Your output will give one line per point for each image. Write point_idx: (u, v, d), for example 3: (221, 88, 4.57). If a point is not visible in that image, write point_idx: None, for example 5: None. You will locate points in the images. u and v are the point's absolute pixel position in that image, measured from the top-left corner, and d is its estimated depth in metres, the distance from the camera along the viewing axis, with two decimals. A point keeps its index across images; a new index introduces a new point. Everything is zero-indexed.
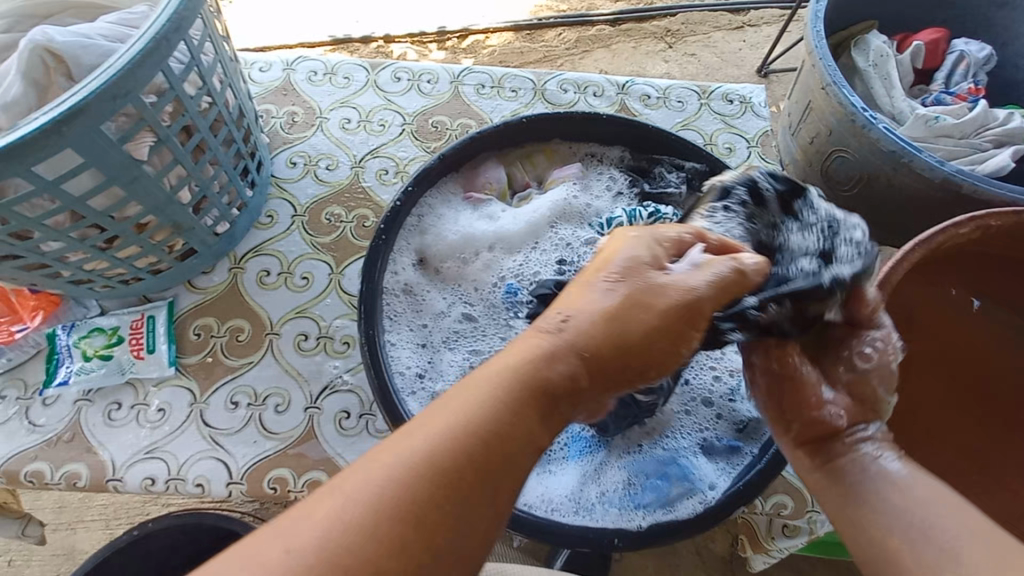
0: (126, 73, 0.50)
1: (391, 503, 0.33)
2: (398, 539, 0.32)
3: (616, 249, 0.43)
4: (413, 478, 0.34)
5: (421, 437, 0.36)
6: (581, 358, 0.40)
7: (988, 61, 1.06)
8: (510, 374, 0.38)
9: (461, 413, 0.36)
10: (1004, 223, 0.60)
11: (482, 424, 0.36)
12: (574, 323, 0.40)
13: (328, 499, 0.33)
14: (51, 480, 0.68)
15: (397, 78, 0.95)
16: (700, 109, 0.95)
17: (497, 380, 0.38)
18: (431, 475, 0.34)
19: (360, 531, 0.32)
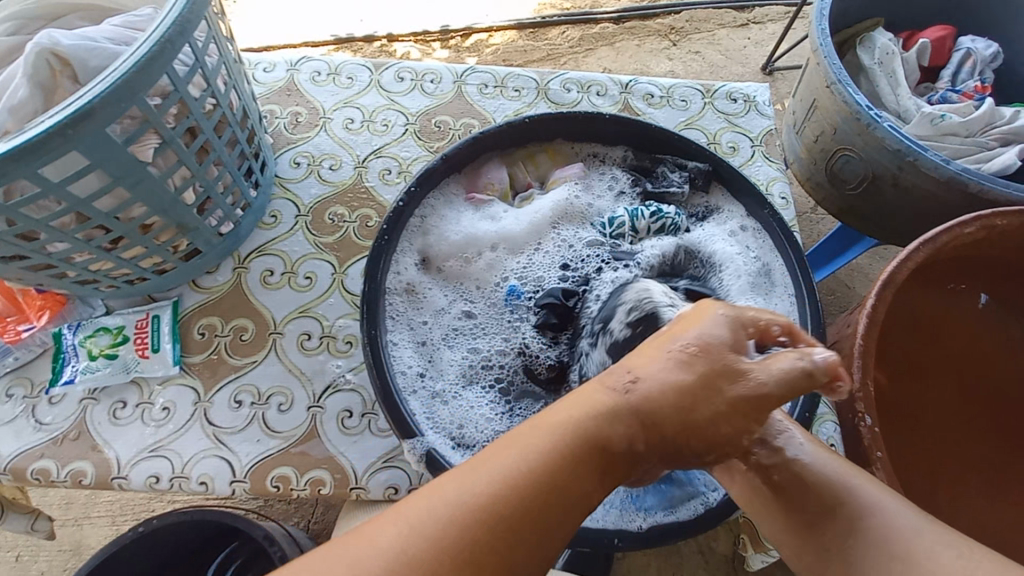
0: (131, 76, 0.50)
1: (447, 545, 0.35)
2: None
3: (698, 323, 0.44)
4: (470, 523, 0.35)
5: (479, 481, 0.37)
6: (643, 424, 0.40)
7: (994, 59, 1.05)
8: (571, 427, 0.39)
9: (521, 465, 0.37)
10: (1009, 223, 0.60)
11: (541, 475, 0.37)
12: (643, 388, 0.41)
13: (389, 532, 0.35)
14: (57, 478, 0.68)
15: (400, 77, 0.95)
16: (703, 107, 0.95)
17: (556, 435, 0.39)
18: (490, 517, 0.36)
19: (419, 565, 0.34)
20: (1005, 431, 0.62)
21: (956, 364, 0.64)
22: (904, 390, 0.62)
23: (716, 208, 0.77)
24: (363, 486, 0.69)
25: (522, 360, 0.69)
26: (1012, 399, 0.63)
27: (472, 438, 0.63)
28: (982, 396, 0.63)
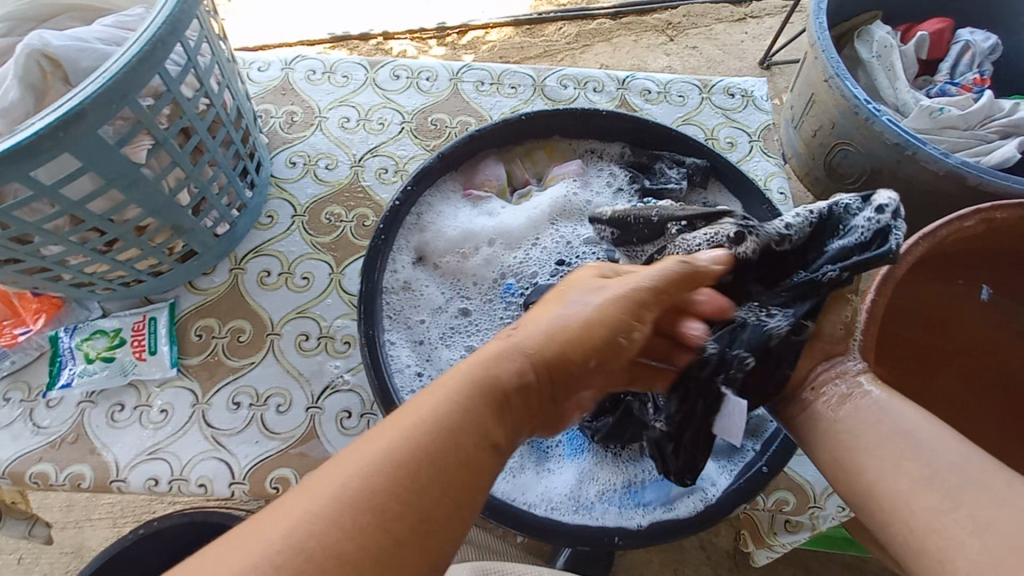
0: (122, 77, 0.49)
1: (350, 515, 0.29)
2: (357, 554, 0.29)
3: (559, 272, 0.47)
4: (373, 487, 0.30)
5: (393, 428, 0.33)
6: (529, 358, 0.39)
7: (993, 51, 1.04)
8: (468, 373, 0.37)
9: (420, 416, 0.34)
10: (1009, 216, 0.59)
11: (441, 421, 0.34)
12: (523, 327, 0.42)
13: (278, 519, 0.29)
14: (56, 481, 0.68)
15: (396, 76, 0.95)
16: (701, 103, 0.94)
17: (452, 384, 0.36)
18: (411, 466, 0.32)
19: (337, 526, 0.29)
20: (1009, 419, 0.62)
21: (956, 355, 0.64)
22: (902, 378, 0.63)
23: (714, 204, 0.76)
24: None
25: None
26: (1014, 387, 0.63)
27: None
28: (984, 388, 0.63)
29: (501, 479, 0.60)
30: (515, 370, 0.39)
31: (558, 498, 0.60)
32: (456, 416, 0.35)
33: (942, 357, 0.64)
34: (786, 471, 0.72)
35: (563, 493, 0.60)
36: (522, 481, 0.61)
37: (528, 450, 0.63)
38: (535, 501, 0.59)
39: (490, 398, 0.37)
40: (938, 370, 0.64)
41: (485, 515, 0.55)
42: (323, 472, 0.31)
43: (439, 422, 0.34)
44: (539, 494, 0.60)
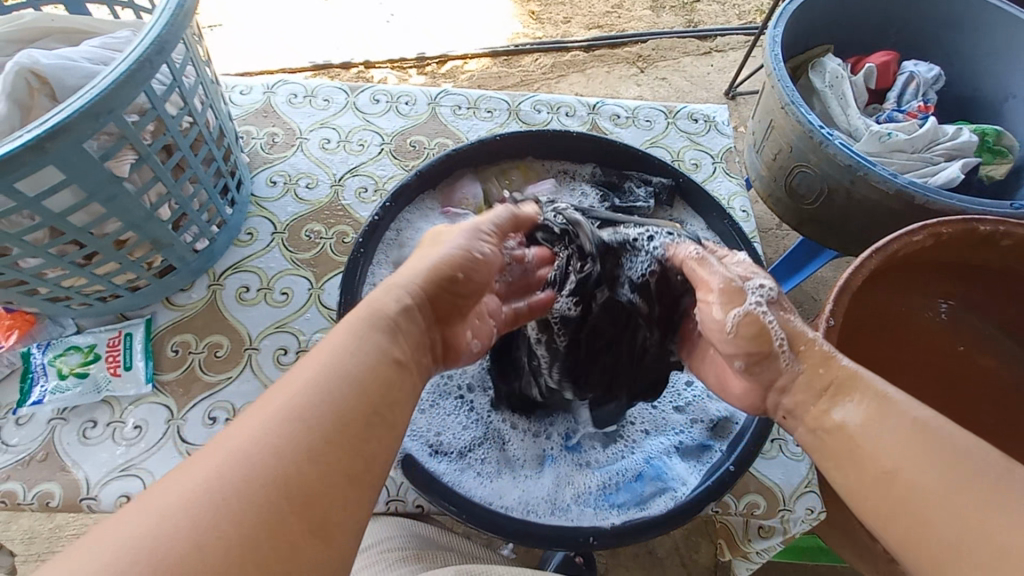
0: (108, 94, 0.51)
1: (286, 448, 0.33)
2: (313, 465, 0.33)
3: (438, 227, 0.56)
4: (297, 423, 0.34)
5: (287, 397, 0.35)
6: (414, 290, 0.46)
7: (936, 81, 1.12)
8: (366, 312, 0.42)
9: (330, 358, 0.38)
10: (953, 231, 0.65)
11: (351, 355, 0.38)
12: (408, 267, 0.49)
13: (203, 467, 0.31)
14: (23, 501, 0.67)
15: (376, 100, 0.98)
16: (666, 127, 0.99)
17: (353, 328, 0.40)
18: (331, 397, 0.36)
19: (280, 454, 0.33)
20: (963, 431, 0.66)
21: (923, 371, 0.68)
22: None
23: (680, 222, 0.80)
24: None
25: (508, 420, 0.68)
26: (976, 400, 0.68)
27: (449, 444, 0.64)
28: (948, 404, 0.67)
29: (478, 483, 0.62)
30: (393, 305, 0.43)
31: (534, 502, 0.61)
32: (348, 369, 0.38)
33: (912, 375, 0.68)
34: (753, 474, 0.74)
35: (540, 496, 0.62)
36: (499, 486, 0.62)
37: (504, 456, 0.65)
38: (512, 504, 0.60)
39: (374, 338, 0.40)
40: (908, 384, 0.67)
41: (462, 518, 0.56)
42: (202, 457, 0.32)
43: (328, 373, 0.37)
44: (516, 498, 0.61)
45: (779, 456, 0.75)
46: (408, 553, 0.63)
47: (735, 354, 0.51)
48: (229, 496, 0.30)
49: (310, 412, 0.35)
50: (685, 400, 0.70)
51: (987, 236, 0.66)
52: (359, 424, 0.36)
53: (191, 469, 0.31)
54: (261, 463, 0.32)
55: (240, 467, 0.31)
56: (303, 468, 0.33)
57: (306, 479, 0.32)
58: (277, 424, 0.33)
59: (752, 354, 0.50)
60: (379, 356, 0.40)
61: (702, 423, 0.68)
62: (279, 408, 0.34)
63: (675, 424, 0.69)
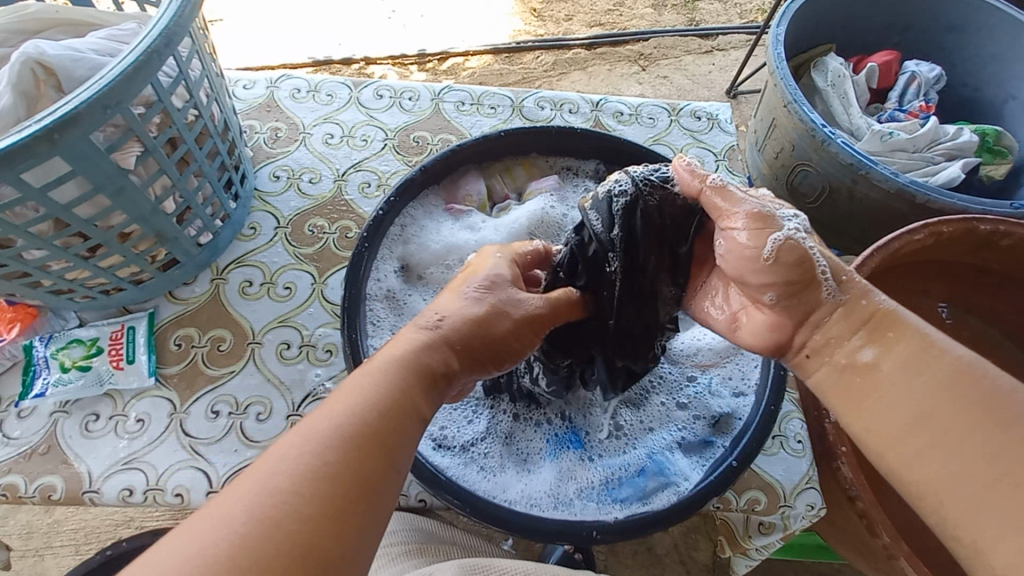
0: (116, 85, 0.51)
1: (316, 484, 0.34)
2: (337, 503, 0.34)
3: (484, 266, 0.53)
4: (331, 459, 0.35)
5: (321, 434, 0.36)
6: (452, 347, 0.46)
7: (937, 81, 1.13)
8: (401, 356, 0.43)
9: (366, 397, 0.39)
10: (955, 230, 0.65)
11: (385, 397, 0.40)
12: (449, 322, 0.47)
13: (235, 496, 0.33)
14: (25, 493, 0.66)
15: (379, 95, 0.98)
16: (669, 125, 1.00)
17: (387, 368, 0.42)
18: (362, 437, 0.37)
19: (306, 487, 0.34)
20: None
21: None
22: None
23: None
24: None
25: (512, 414, 0.68)
26: None
27: (453, 439, 0.65)
28: None
29: (481, 477, 0.62)
30: (429, 354, 0.44)
31: (538, 496, 0.61)
32: (379, 411, 0.39)
33: None
34: (755, 470, 0.74)
35: (544, 490, 0.62)
36: (502, 480, 0.62)
37: (507, 450, 0.66)
38: (515, 498, 0.61)
39: (405, 381, 0.41)
40: None
41: (465, 511, 0.56)
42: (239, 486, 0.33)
43: (361, 411, 0.38)
44: (520, 492, 0.61)
45: (781, 453, 0.75)
46: (411, 548, 0.63)
47: (767, 287, 0.49)
48: (243, 551, 0.31)
49: (331, 457, 0.35)
50: (689, 396, 0.70)
51: (987, 237, 0.66)
52: (381, 467, 0.37)
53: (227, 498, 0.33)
54: (279, 515, 0.32)
55: (253, 522, 0.32)
56: (317, 522, 0.33)
57: (327, 516, 0.33)
58: (309, 459, 0.35)
59: (790, 286, 0.48)
60: (409, 404, 0.40)
61: (705, 419, 0.68)
62: (312, 442, 0.36)
63: (678, 420, 0.69)
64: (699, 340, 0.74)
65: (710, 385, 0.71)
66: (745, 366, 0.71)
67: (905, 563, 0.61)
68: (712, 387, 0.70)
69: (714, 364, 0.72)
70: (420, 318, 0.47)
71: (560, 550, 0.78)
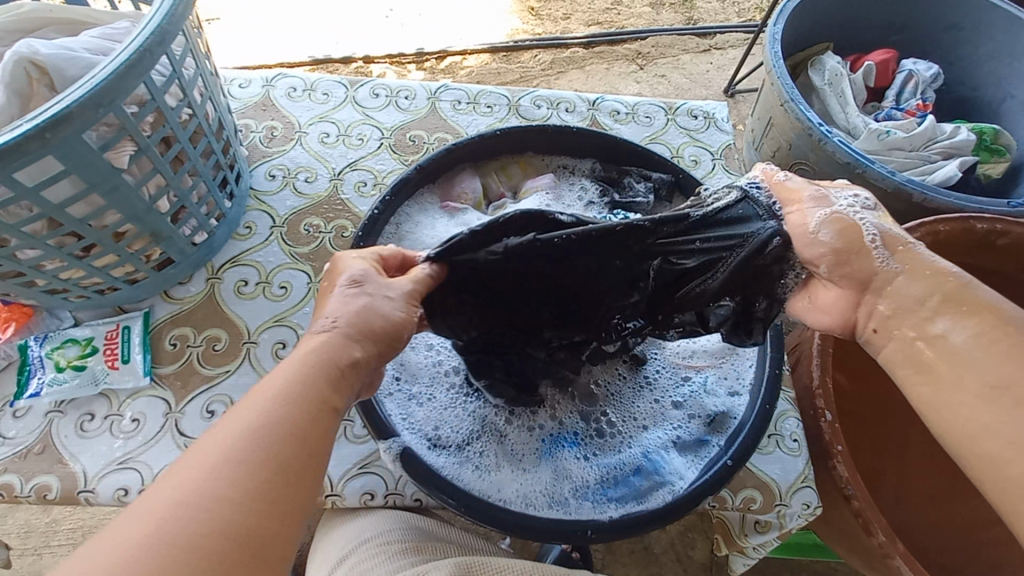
0: (108, 84, 0.51)
1: (235, 483, 0.35)
2: (258, 499, 0.35)
3: (344, 266, 0.51)
4: (246, 457, 0.36)
5: (237, 434, 0.37)
6: (355, 340, 0.46)
7: (935, 80, 1.13)
8: (316, 354, 0.44)
9: (280, 397, 0.40)
10: (951, 228, 0.65)
11: (300, 396, 0.41)
12: (341, 319, 0.46)
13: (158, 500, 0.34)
14: (20, 493, 0.66)
15: (375, 94, 0.98)
16: (666, 124, 0.99)
17: (300, 368, 0.42)
18: (277, 435, 0.38)
19: (226, 486, 0.35)
20: None
21: None
22: None
23: None
24: (338, 493, 0.70)
25: (505, 412, 0.68)
26: None
27: (447, 438, 0.65)
28: None
29: (477, 477, 0.62)
30: (344, 351, 0.45)
31: (533, 495, 0.61)
32: (293, 410, 0.40)
33: None
34: (750, 468, 0.73)
35: (539, 490, 0.62)
36: (497, 479, 0.62)
37: (502, 449, 0.65)
38: (510, 497, 0.61)
39: (319, 379, 0.42)
40: None
41: (461, 511, 0.56)
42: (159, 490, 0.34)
43: (276, 410, 0.39)
44: (515, 491, 0.61)
45: (777, 451, 0.75)
46: (407, 546, 0.64)
47: (818, 258, 0.49)
48: (172, 547, 0.32)
49: (248, 456, 0.36)
50: (683, 395, 0.70)
51: (985, 236, 0.67)
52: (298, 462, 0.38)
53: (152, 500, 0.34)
54: (202, 511, 0.34)
55: (173, 520, 0.33)
56: (243, 511, 0.35)
57: (247, 512, 0.35)
58: (227, 458, 0.36)
59: (840, 253, 0.48)
60: (323, 399, 0.42)
61: (700, 418, 0.68)
62: (229, 442, 0.37)
63: (673, 419, 0.69)
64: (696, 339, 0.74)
65: (705, 383, 0.71)
66: (739, 365, 0.71)
67: (899, 562, 0.62)
68: (707, 386, 0.70)
69: (708, 362, 0.72)
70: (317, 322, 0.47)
71: (556, 549, 0.78)
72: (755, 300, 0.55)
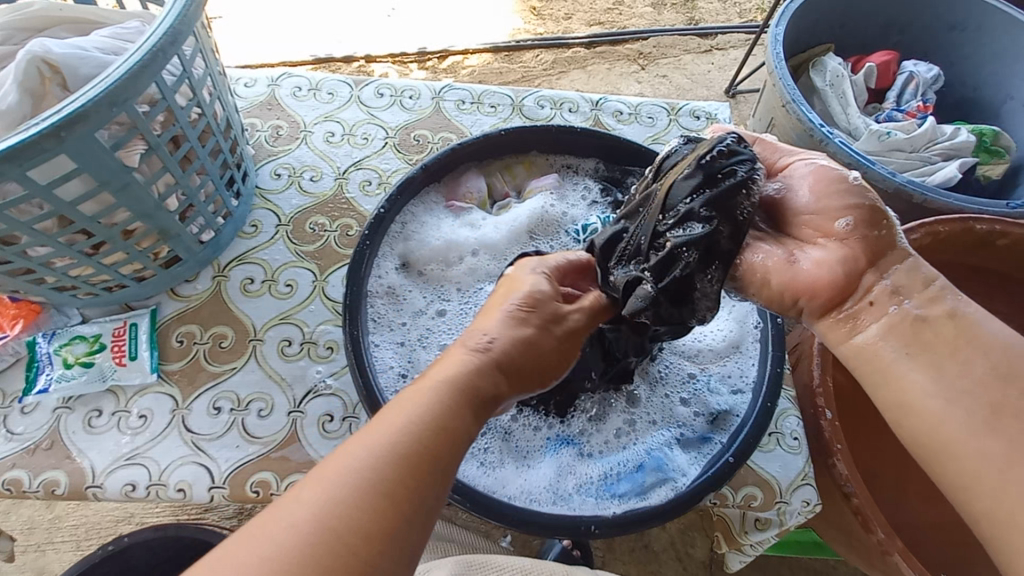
0: (122, 83, 0.51)
1: (373, 508, 0.35)
2: (390, 528, 0.35)
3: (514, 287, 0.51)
4: (381, 483, 0.36)
5: (373, 455, 0.37)
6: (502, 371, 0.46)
7: (935, 81, 1.13)
8: (455, 378, 0.43)
9: (418, 421, 0.40)
10: (949, 230, 0.66)
11: (439, 423, 0.40)
12: (499, 345, 0.46)
13: (293, 510, 0.34)
14: (29, 488, 0.67)
15: (380, 94, 0.99)
16: (669, 124, 1.00)
17: (439, 392, 0.42)
18: (414, 464, 0.37)
19: (362, 509, 0.35)
20: None
21: None
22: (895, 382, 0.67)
23: None
24: None
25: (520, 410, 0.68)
26: None
27: None
28: None
29: (482, 472, 0.63)
30: (480, 380, 0.44)
31: (536, 491, 0.62)
32: (429, 437, 0.39)
33: None
34: (751, 466, 0.74)
35: (543, 486, 0.63)
36: (502, 475, 0.63)
37: (506, 446, 0.66)
38: (515, 493, 0.61)
39: (457, 407, 0.42)
40: None
41: (466, 506, 0.57)
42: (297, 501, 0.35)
43: (413, 435, 0.39)
44: (519, 487, 0.62)
45: (777, 449, 0.75)
46: None
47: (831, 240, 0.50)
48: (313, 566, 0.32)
49: (386, 484, 0.36)
50: (690, 393, 0.71)
51: (984, 236, 0.68)
52: (426, 494, 0.37)
53: (283, 516, 0.34)
54: (346, 545, 0.33)
55: (321, 550, 0.33)
56: (383, 551, 0.34)
57: (383, 540, 0.34)
58: (366, 482, 0.36)
59: (870, 213, 0.49)
60: (459, 430, 0.41)
61: (703, 415, 0.69)
62: (365, 464, 0.37)
63: (678, 417, 0.69)
64: (700, 338, 0.74)
65: (710, 382, 0.71)
66: (743, 364, 0.72)
67: (898, 559, 0.62)
68: (712, 385, 0.71)
69: (711, 362, 0.73)
70: (470, 340, 0.47)
71: (559, 545, 0.78)
72: (715, 228, 0.49)
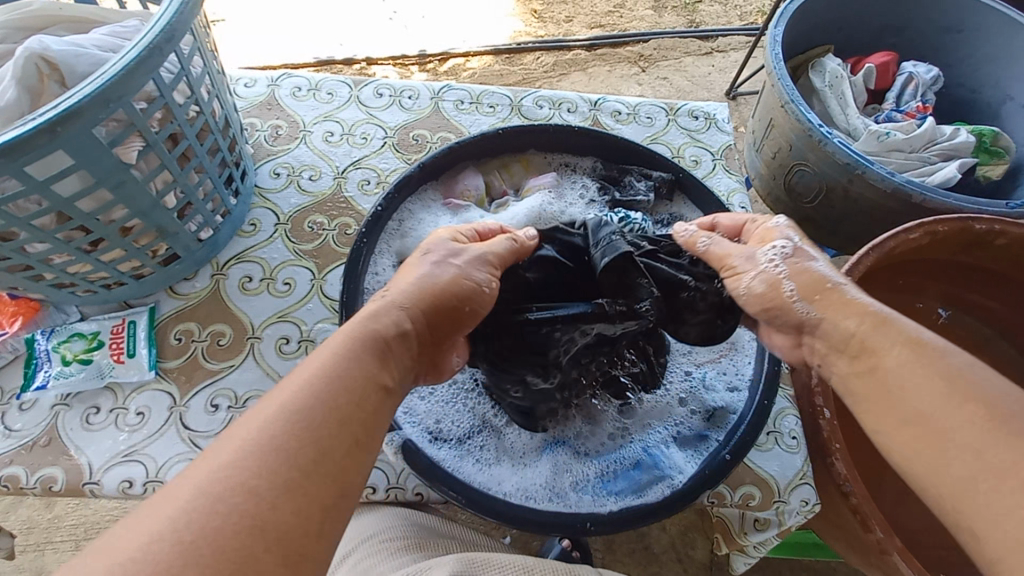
0: (118, 80, 0.52)
1: (266, 466, 0.35)
2: (292, 484, 0.36)
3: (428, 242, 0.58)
4: (278, 441, 0.37)
5: (267, 416, 0.38)
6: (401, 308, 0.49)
7: (935, 82, 1.13)
8: (352, 333, 0.45)
9: (315, 375, 0.41)
10: (949, 229, 0.66)
11: (337, 375, 0.42)
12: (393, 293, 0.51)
13: (187, 484, 0.34)
14: (26, 485, 0.67)
15: (379, 94, 0.99)
16: (667, 124, 1.00)
17: (338, 346, 0.44)
18: (306, 412, 0.39)
19: (261, 469, 0.35)
20: None
21: None
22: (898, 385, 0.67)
23: (679, 215, 0.81)
24: None
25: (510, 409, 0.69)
26: None
27: (449, 432, 0.65)
28: None
29: (477, 470, 0.63)
30: (377, 328, 0.47)
31: (533, 489, 0.62)
32: (328, 389, 0.41)
33: None
34: (749, 466, 0.74)
35: (541, 484, 0.63)
36: (497, 473, 0.63)
37: (502, 444, 0.66)
38: (511, 490, 0.61)
39: (356, 359, 0.43)
40: None
41: (462, 503, 0.57)
42: (193, 472, 0.35)
43: (311, 388, 0.40)
44: (516, 487, 0.62)
45: (775, 449, 0.76)
46: (410, 542, 0.64)
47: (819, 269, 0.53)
48: (205, 538, 0.32)
49: (279, 442, 0.37)
50: (687, 391, 0.71)
51: (982, 235, 0.67)
52: (324, 444, 0.38)
53: (181, 489, 0.34)
54: (231, 504, 0.33)
55: (201, 511, 0.33)
56: (273, 504, 0.34)
57: (277, 496, 0.35)
58: (258, 440, 0.36)
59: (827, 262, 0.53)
60: (364, 378, 0.43)
61: (700, 414, 0.69)
62: (260, 423, 0.37)
63: (676, 416, 0.69)
64: None
65: (705, 378, 0.71)
66: (739, 362, 0.72)
67: (897, 559, 0.62)
68: (708, 381, 0.71)
69: (706, 359, 0.73)
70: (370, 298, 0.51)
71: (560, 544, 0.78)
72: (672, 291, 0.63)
